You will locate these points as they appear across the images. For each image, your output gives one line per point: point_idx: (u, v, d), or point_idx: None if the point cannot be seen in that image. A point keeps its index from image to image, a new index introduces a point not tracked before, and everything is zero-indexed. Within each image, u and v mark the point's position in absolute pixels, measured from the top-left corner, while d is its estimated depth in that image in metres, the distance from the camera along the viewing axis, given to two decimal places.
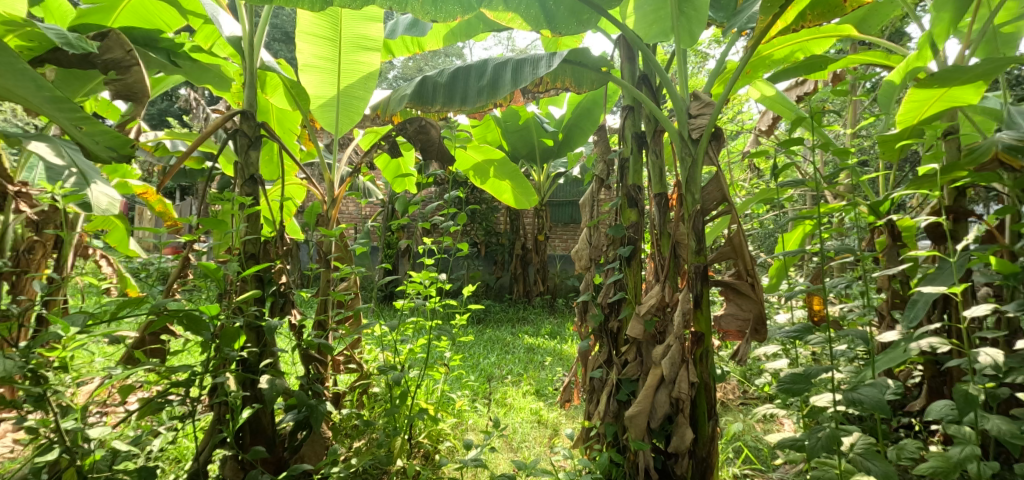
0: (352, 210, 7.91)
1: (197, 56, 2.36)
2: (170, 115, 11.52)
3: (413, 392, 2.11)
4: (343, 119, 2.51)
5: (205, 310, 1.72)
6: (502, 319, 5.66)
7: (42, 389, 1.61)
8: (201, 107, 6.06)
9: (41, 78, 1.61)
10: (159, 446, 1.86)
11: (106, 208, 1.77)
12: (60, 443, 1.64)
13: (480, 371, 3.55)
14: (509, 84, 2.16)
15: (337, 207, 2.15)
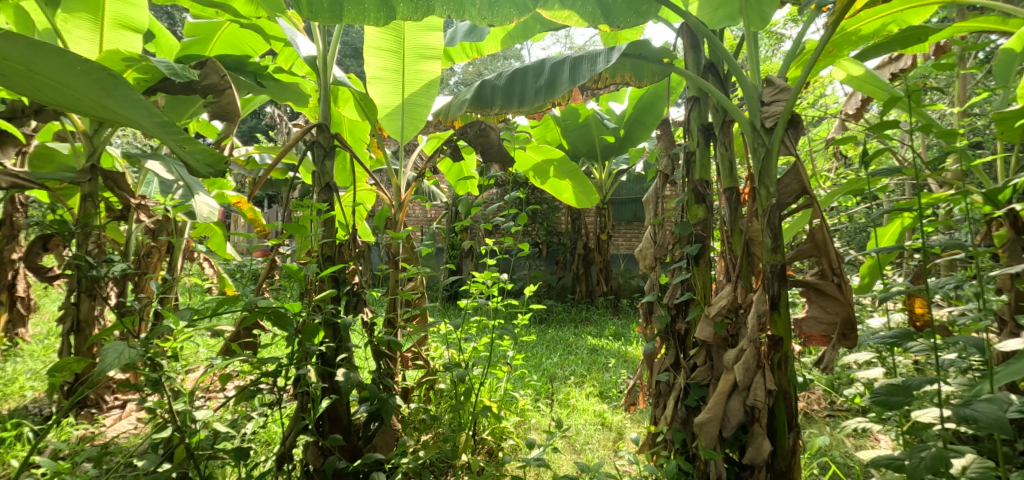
0: (419, 213, 8.22)
1: (280, 76, 2.79)
2: (260, 131, 12.66)
3: (477, 390, 2.18)
4: (408, 126, 2.67)
5: (290, 307, 1.86)
6: (564, 320, 5.60)
7: (158, 374, 1.83)
8: (284, 121, 6.65)
9: (151, 105, 1.82)
10: (252, 430, 2.06)
11: (206, 215, 2.36)
12: (172, 423, 1.87)
13: (536, 372, 3.55)
14: (567, 82, 2.16)
15: (404, 211, 2.30)
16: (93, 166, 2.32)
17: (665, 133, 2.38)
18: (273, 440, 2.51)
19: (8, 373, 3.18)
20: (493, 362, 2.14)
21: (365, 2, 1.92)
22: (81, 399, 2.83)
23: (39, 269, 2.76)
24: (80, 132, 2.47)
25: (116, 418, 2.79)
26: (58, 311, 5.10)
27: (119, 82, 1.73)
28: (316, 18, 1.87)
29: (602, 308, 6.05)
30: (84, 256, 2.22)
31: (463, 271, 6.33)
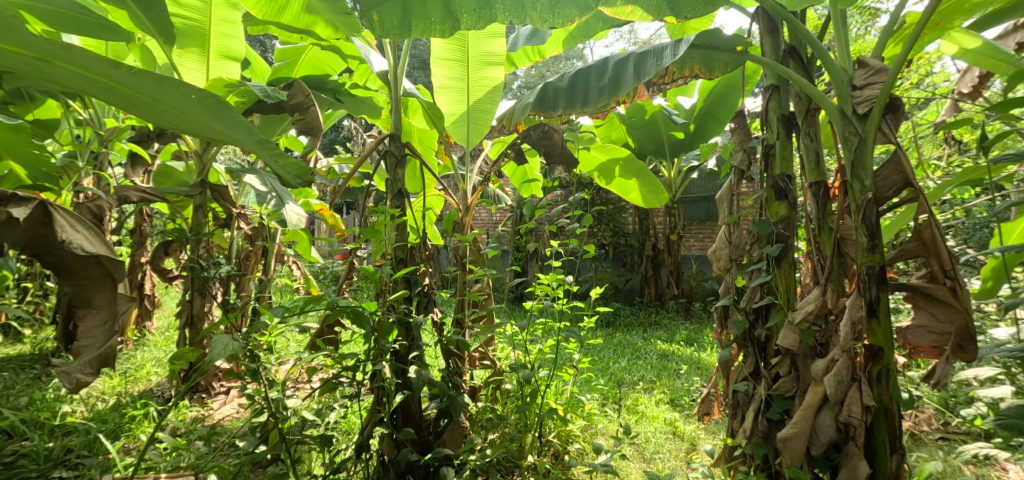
0: (486, 217, 8.32)
1: (356, 92, 3.16)
2: (340, 143, 13.51)
3: (543, 392, 2.19)
4: (473, 131, 2.88)
5: (367, 305, 1.95)
6: (633, 324, 5.43)
7: (257, 365, 1.99)
8: (359, 133, 7.03)
9: (252, 125, 1.89)
10: (333, 420, 2.18)
11: (294, 222, 2.70)
12: (268, 409, 2.02)
13: (602, 376, 3.48)
14: (632, 79, 2.16)
15: (470, 214, 2.47)
16: (202, 182, 2.68)
17: (740, 127, 2.24)
18: (351, 430, 2.66)
19: (138, 362, 3.61)
20: (558, 363, 2.15)
21: (431, 16, 1.99)
22: (195, 386, 3.16)
23: (162, 270, 3.10)
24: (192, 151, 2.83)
25: (222, 402, 3.14)
26: (175, 308, 5.71)
27: (227, 107, 1.78)
28: (388, 35, 1.93)
29: (674, 312, 5.80)
30: (197, 259, 2.47)
31: (529, 273, 6.30)
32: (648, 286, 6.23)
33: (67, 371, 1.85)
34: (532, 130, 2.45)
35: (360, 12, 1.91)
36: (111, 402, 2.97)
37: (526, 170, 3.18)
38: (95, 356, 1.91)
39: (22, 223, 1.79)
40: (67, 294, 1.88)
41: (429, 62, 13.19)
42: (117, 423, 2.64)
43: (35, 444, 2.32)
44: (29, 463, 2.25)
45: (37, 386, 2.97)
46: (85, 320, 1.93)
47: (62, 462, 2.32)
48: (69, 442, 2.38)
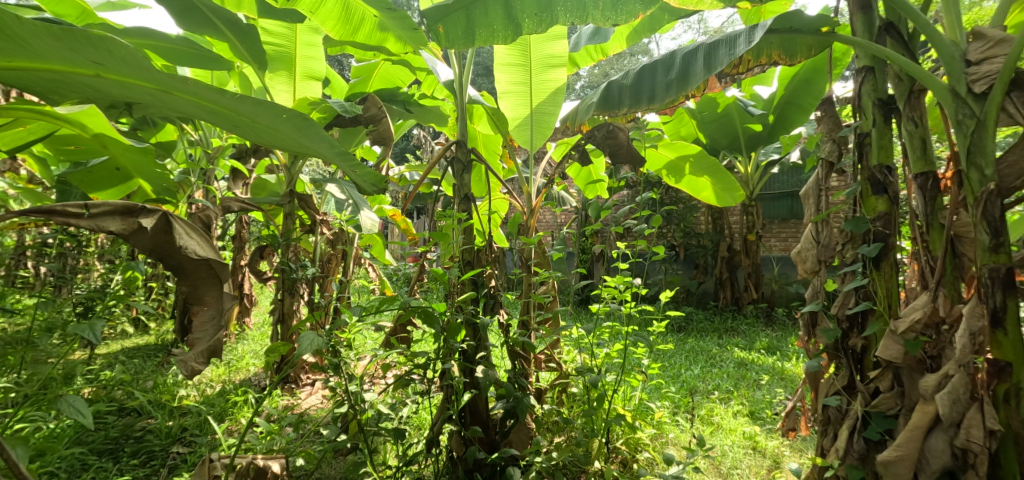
0: (550, 219, 8.30)
1: (425, 102, 3.44)
2: (409, 152, 14.00)
3: (610, 396, 2.13)
4: (537, 134, 2.86)
5: (437, 305, 1.97)
6: (707, 329, 5.21)
7: (338, 359, 2.07)
8: (428, 141, 7.26)
9: (332, 137, 1.94)
10: (406, 415, 2.23)
11: (368, 227, 2.95)
12: (347, 401, 2.12)
13: (674, 384, 3.34)
14: (703, 72, 2.06)
15: (535, 217, 2.49)
16: (291, 191, 2.94)
17: (829, 116, 2.07)
18: (422, 425, 2.73)
19: (239, 354, 3.92)
20: (626, 368, 2.10)
21: (494, 24, 2.00)
22: (285, 377, 3.39)
23: (256, 272, 3.34)
24: (282, 164, 3.08)
25: (308, 393, 3.36)
26: (269, 306, 6.16)
27: (311, 121, 1.85)
28: (454, 46, 1.96)
29: (752, 318, 5.48)
30: (287, 263, 2.75)
31: (595, 276, 6.23)
32: (723, 289, 5.93)
33: (182, 360, 1.81)
34: (597, 130, 2.44)
35: (427, 26, 1.96)
36: (218, 388, 3.25)
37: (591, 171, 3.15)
38: (206, 347, 1.87)
39: (148, 230, 1.79)
40: (183, 292, 1.88)
41: (492, 68, 13.35)
42: (223, 407, 2.91)
43: (158, 422, 2.66)
44: (154, 438, 2.60)
45: (159, 372, 3.31)
46: (197, 316, 1.92)
47: (179, 439, 2.64)
48: (185, 421, 2.72)
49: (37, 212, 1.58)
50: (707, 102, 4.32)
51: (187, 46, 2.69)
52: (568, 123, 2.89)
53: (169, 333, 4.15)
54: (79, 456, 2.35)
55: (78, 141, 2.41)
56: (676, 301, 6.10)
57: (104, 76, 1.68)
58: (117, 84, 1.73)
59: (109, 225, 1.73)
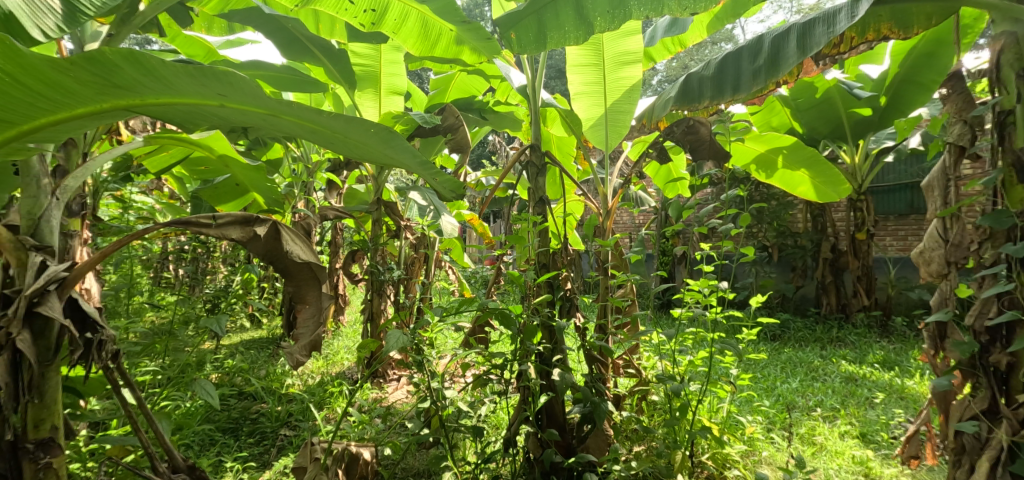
0: (628, 220, 8.08)
1: (499, 109, 3.48)
2: (485, 157, 14.25)
3: (694, 407, 2.01)
4: (612, 134, 2.77)
5: (513, 307, 1.95)
6: (806, 339, 4.83)
7: (422, 356, 2.11)
8: (503, 146, 7.37)
9: (416, 149, 1.73)
10: (485, 414, 2.23)
11: (449, 232, 3.05)
12: (429, 396, 2.16)
13: (768, 398, 3.12)
14: (797, 55, 1.99)
15: (611, 218, 2.43)
16: (378, 200, 3.15)
17: (958, 94, 1.95)
18: (500, 425, 2.73)
19: (335, 348, 4.14)
20: (711, 379, 1.98)
21: (565, 26, 1.96)
22: (375, 372, 3.56)
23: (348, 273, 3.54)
24: (370, 174, 3.25)
25: (395, 388, 3.50)
26: (360, 306, 6.49)
27: (396, 135, 1.66)
28: (525, 51, 1.97)
29: (863, 328, 4.98)
30: (376, 265, 3.04)
31: (677, 279, 6.01)
32: (826, 295, 5.46)
33: (288, 353, 1.81)
34: (676, 126, 2.33)
35: (500, 33, 2.00)
36: (318, 379, 3.48)
37: (670, 168, 3.09)
38: (308, 342, 1.81)
39: (261, 237, 1.70)
40: (288, 292, 1.80)
41: (564, 70, 13.25)
42: (323, 395, 3.10)
43: (269, 407, 2.93)
44: (266, 420, 2.87)
45: (270, 362, 3.61)
46: (300, 312, 1.84)
47: (287, 422, 2.89)
48: (292, 406, 2.95)
49: (170, 223, 1.57)
50: (801, 86, 4.00)
51: (290, 73, 3.03)
52: (646, 121, 2.87)
53: (278, 328, 4.52)
54: (209, 432, 2.67)
55: (206, 162, 2.73)
56: (770, 307, 5.72)
57: (222, 105, 1.54)
58: (230, 112, 1.58)
59: (232, 233, 1.67)
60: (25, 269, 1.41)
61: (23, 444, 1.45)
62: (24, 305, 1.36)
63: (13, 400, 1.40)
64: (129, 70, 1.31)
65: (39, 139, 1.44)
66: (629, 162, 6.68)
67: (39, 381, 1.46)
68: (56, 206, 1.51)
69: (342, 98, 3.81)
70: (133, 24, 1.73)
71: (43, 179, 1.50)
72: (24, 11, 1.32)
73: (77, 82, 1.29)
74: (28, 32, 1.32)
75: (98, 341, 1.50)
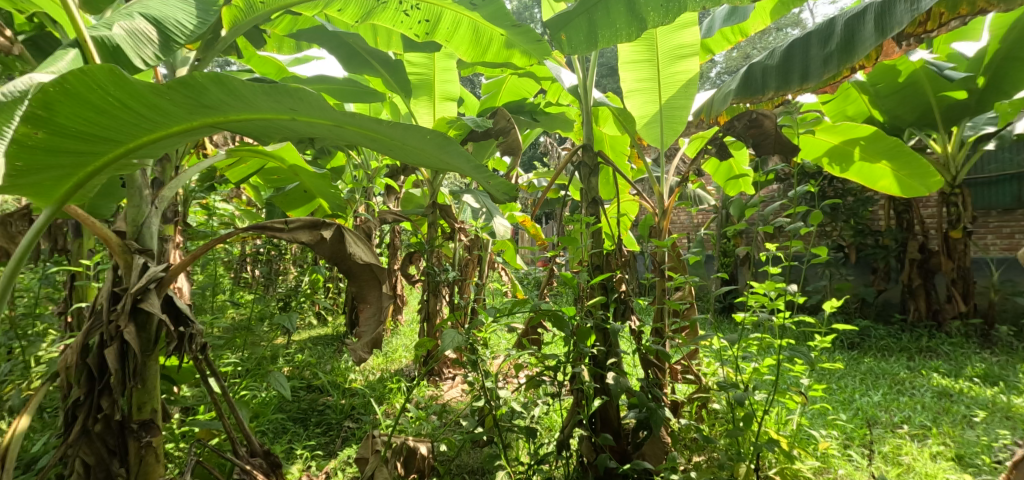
0: (685, 219, 7.81)
1: (550, 109, 3.46)
2: (536, 159, 14.24)
3: (760, 418, 1.91)
4: (668, 131, 2.69)
5: (566, 309, 1.92)
6: (888, 348, 4.49)
7: (476, 356, 2.11)
8: (555, 147, 7.32)
9: (471, 153, 1.73)
10: (538, 415, 2.20)
11: (501, 233, 3.12)
12: (483, 396, 2.16)
13: (846, 412, 2.93)
14: (876, 36, 2.07)
15: (668, 217, 2.35)
16: (433, 203, 3.20)
17: None
18: (553, 427, 2.68)
19: (393, 347, 4.22)
20: (779, 388, 1.87)
21: (616, 24, 1.90)
22: (432, 370, 3.60)
23: (405, 275, 3.61)
24: (425, 178, 3.31)
25: (450, 386, 3.54)
26: (417, 306, 6.62)
27: (452, 141, 1.66)
28: (576, 51, 1.92)
29: (957, 337, 4.55)
30: (432, 267, 3.08)
31: (740, 281, 5.74)
32: (914, 300, 5.03)
33: (351, 349, 1.87)
34: (737, 120, 2.21)
35: (550, 35, 1.96)
36: (378, 375, 3.56)
37: (732, 165, 2.99)
38: (369, 339, 1.85)
39: (328, 240, 1.75)
40: (350, 292, 1.84)
41: (616, 68, 12.99)
42: (382, 391, 3.17)
43: (334, 400, 3.03)
44: (331, 412, 2.97)
45: (335, 357, 3.73)
46: (362, 311, 1.87)
47: (350, 415, 2.97)
48: (353, 401, 3.03)
49: (249, 228, 1.66)
50: (884, 69, 3.85)
51: (350, 85, 3.14)
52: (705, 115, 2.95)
53: (341, 326, 4.67)
54: (281, 421, 2.78)
55: (279, 172, 2.83)
56: (846, 311, 5.35)
57: (293, 119, 1.56)
58: (298, 126, 1.60)
59: (301, 236, 1.73)
60: (131, 270, 1.53)
61: (129, 424, 1.56)
62: (129, 301, 1.47)
63: (121, 384, 1.50)
64: (216, 91, 1.36)
65: (139, 156, 1.50)
66: (686, 160, 6.47)
67: (142, 369, 1.55)
68: (155, 214, 1.63)
69: (399, 107, 3.91)
70: (217, 49, 1.86)
71: (145, 190, 1.62)
72: (128, 43, 1.47)
73: (170, 104, 1.34)
74: (131, 62, 1.47)
75: (190, 335, 1.59)
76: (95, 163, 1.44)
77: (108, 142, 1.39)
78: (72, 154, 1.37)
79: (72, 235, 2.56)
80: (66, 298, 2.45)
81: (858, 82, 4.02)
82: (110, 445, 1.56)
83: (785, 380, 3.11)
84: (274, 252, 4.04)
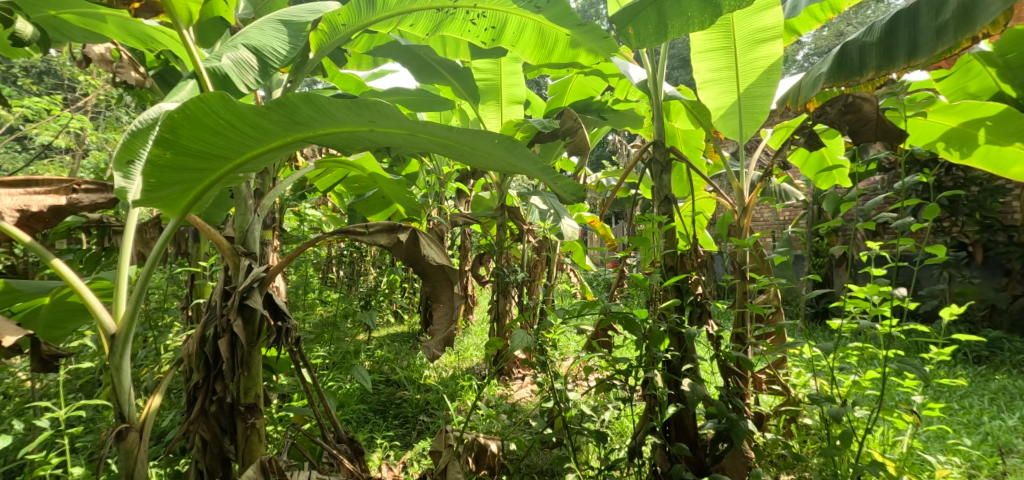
0: (768, 216, 7.39)
1: (618, 107, 3.41)
2: (605, 157, 14.11)
3: (859, 437, 1.78)
4: (747, 123, 2.57)
5: (637, 312, 1.88)
6: (1012, 362, 4.02)
7: (545, 358, 2.12)
8: (625, 145, 7.20)
9: (538, 156, 1.74)
10: (608, 419, 2.17)
11: (569, 234, 3.10)
12: (552, 398, 2.15)
13: (970, 437, 2.67)
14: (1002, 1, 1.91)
15: (749, 215, 2.24)
16: (502, 205, 3.24)
17: None
18: (624, 433, 2.63)
19: (465, 345, 4.31)
20: (884, 404, 1.75)
21: (689, 11, 1.84)
22: (502, 369, 3.64)
23: (478, 275, 3.68)
24: (495, 180, 3.37)
25: (520, 386, 3.58)
26: (488, 306, 6.71)
27: (520, 143, 1.68)
28: (645, 45, 1.90)
29: None
30: (502, 268, 3.14)
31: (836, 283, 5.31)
32: None
33: (425, 346, 1.92)
34: (831, 106, 2.09)
35: (617, 30, 1.95)
36: (451, 372, 3.66)
37: (824, 154, 2.83)
38: (442, 337, 1.90)
39: (404, 243, 1.84)
40: (424, 291, 1.91)
41: (688, 59, 12.50)
42: (455, 388, 3.26)
43: (410, 394, 3.15)
44: (408, 406, 3.09)
45: (411, 353, 3.87)
46: (435, 310, 1.93)
47: (425, 409, 3.08)
48: (427, 397, 3.12)
49: (334, 232, 1.76)
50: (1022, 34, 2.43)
51: (423, 94, 3.28)
52: (791, 102, 2.68)
53: (416, 324, 4.84)
54: (363, 413, 2.92)
55: (359, 179, 2.97)
56: (968, 320, 4.80)
57: (373, 130, 1.63)
58: (377, 137, 1.68)
59: (380, 239, 1.85)
60: (238, 270, 1.68)
61: (238, 406, 1.71)
62: (238, 297, 1.61)
63: (231, 371, 1.64)
64: (306, 109, 1.46)
65: (243, 172, 1.63)
66: (770, 153, 6.09)
67: (248, 358, 1.69)
68: (258, 221, 1.79)
69: (468, 112, 4.00)
70: (306, 69, 2.02)
71: (249, 200, 1.77)
72: (235, 70, 1.61)
73: (269, 122, 1.46)
74: (236, 86, 1.62)
75: (286, 328, 1.72)
76: (209, 178, 1.58)
77: (219, 158, 1.53)
78: (192, 171, 1.51)
79: (191, 239, 2.86)
80: (187, 294, 2.66)
81: (980, 52, 2.59)
82: (222, 424, 1.68)
83: (891, 397, 2.87)
84: (354, 253, 4.27)
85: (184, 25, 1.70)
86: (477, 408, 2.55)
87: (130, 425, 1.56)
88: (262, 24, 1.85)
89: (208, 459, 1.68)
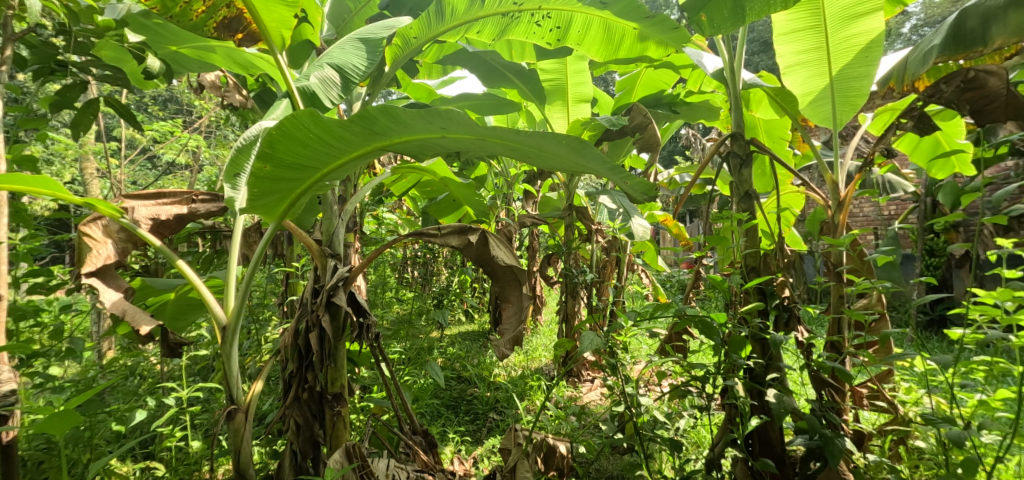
0: (867, 211, 6.82)
1: (691, 100, 3.32)
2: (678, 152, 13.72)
3: (983, 464, 1.62)
4: (842, 107, 2.41)
5: (715, 316, 1.81)
6: None
7: (616, 361, 2.10)
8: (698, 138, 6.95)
9: (606, 155, 1.73)
10: (684, 427, 2.12)
11: (641, 233, 3.04)
12: (623, 402, 2.13)
13: None
14: None
15: (845, 211, 2.10)
16: (569, 206, 3.25)
17: None
18: (702, 443, 2.54)
19: (533, 345, 4.33)
20: (1018, 426, 1.58)
21: None
22: (571, 370, 3.65)
23: (547, 276, 3.69)
24: (562, 181, 3.38)
25: (589, 388, 3.55)
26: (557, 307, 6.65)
27: (588, 142, 1.69)
28: (719, 31, 1.85)
29: None
30: (570, 268, 3.18)
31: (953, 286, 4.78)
32: None
33: (495, 346, 1.97)
34: (947, 83, 1.93)
35: (689, 18, 1.90)
36: (521, 372, 3.70)
37: (939, 139, 2.61)
38: (510, 336, 1.95)
39: (474, 244, 1.90)
40: (493, 291, 1.96)
41: (770, 42, 11.82)
42: (525, 387, 3.30)
43: (481, 391, 3.22)
44: (479, 403, 3.15)
45: (481, 352, 3.96)
46: (504, 310, 1.98)
47: (495, 408, 3.13)
48: (498, 395, 3.18)
49: (409, 234, 1.84)
50: None
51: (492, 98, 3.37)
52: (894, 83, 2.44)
53: (486, 324, 4.93)
54: (437, 409, 3.02)
55: (432, 182, 3.08)
56: None
57: (445, 137, 1.70)
58: (449, 142, 1.74)
59: (452, 240, 1.91)
60: (325, 269, 1.81)
61: (326, 395, 1.84)
62: (325, 295, 1.74)
63: (320, 361, 1.77)
64: (383, 119, 1.55)
65: (329, 180, 1.75)
66: (870, 141, 5.60)
67: (334, 351, 1.81)
68: (342, 224, 1.91)
69: (536, 113, 4.04)
70: (383, 81, 2.16)
71: (335, 205, 1.90)
72: (321, 87, 1.74)
73: (351, 134, 1.56)
74: (322, 102, 1.74)
75: (366, 324, 1.85)
76: (300, 188, 1.71)
77: (309, 169, 1.65)
78: (287, 181, 1.65)
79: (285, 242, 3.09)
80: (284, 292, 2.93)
81: None
82: (313, 410, 1.82)
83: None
84: (427, 253, 4.42)
85: (278, 49, 1.86)
86: (547, 408, 2.58)
87: (237, 407, 1.72)
88: (345, 43, 1.97)
89: (301, 442, 1.81)
